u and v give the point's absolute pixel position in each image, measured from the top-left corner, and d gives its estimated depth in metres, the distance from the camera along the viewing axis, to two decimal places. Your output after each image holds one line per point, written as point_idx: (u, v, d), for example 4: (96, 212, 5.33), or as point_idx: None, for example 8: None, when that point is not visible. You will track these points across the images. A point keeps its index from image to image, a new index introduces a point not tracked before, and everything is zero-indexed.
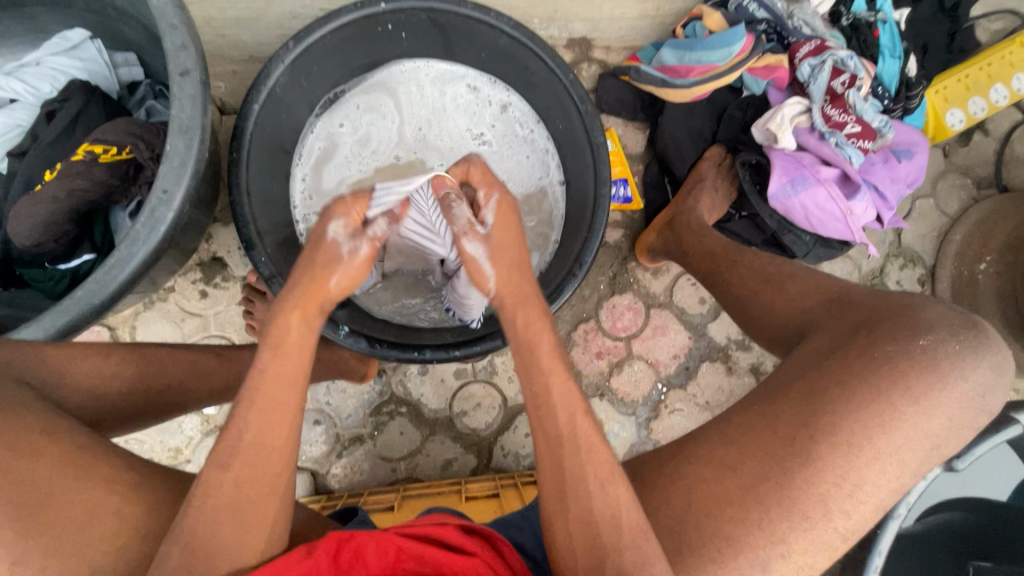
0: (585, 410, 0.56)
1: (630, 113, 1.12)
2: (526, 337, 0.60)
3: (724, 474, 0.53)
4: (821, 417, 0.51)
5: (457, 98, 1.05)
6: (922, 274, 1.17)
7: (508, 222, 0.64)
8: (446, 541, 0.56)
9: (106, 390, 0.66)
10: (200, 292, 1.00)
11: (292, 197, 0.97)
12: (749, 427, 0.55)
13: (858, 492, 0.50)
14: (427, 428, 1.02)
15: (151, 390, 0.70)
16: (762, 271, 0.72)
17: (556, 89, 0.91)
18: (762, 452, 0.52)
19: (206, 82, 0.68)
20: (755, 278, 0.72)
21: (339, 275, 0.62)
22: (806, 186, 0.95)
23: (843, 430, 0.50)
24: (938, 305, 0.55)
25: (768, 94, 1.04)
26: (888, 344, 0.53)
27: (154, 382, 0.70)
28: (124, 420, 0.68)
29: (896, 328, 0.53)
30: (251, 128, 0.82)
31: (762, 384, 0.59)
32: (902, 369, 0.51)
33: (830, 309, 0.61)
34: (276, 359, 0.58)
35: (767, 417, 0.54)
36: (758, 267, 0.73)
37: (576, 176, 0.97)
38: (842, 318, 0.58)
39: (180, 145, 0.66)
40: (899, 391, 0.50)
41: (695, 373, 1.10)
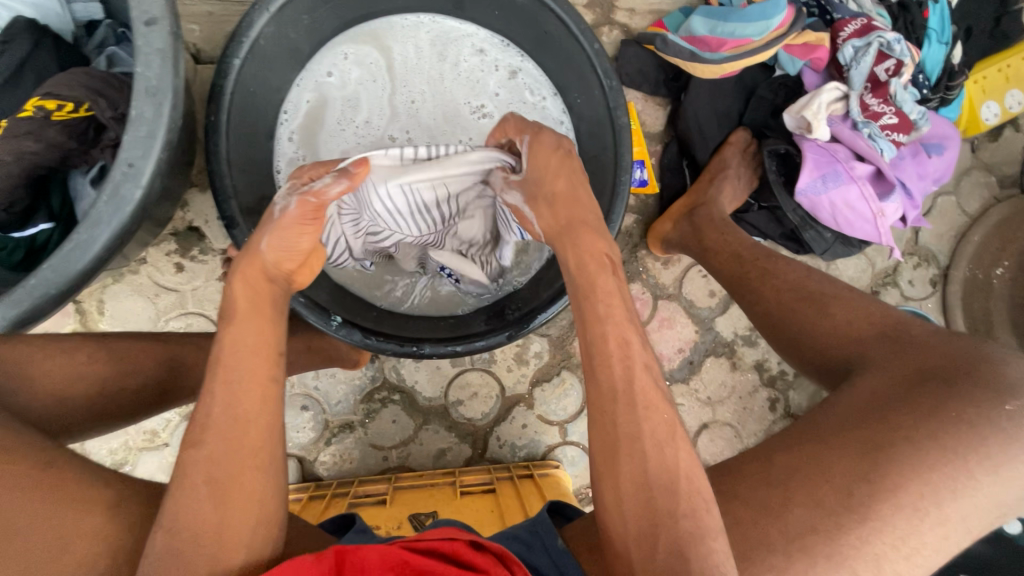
0: (645, 370, 0.53)
1: (651, 87, 1.03)
2: (582, 281, 0.58)
3: (768, 514, 0.50)
4: (882, 471, 0.48)
5: (460, 61, 0.93)
6: (935, 274, 1.13)
7: (548, 157, 0.61)
8: (455, 558, 0.51)
9: (68, 390, 0.58)
10: (175, 265, 0.91)
11: (278, 157, 0.87)
12: (796, 470, 0.52)
13: (916, 556, 0.47)
14: (420, 416, 0.98)
15: (125, 390, 0.62)
16: (802, 287, 0.69)
17: (579, 59, 0.82)
18: (814, 502, 0.49)
19: (176, 34, 0.58)
20: (790, 296, 0.69)
21: (268, 239, 0.59)
22: (838, 183, 0.87)
23: (907, 490, 0.48)
24: (1019, 363, 0.51)
25: (802, 76, 0.96)
26: (970, 407, 0.49)
27: (127, 381, 0.62)
28: (96, 425, 0.61)
29: (976, 386, 0.50)
30: (230, 87, 0.72)
31: (807, 421, 0.56)
32: (981, 436, 0.48)
33: (890, 345, 0.57)
34: (230, 330, 0.56)
35: (823, 463, 0.51)
36: (795, 280, 0.70)
37: (592, 156, 0.89)
38: (896, 354, 0.55)
39: (148, 110, 0.57)
40: (975, 459, 0.48)
41: (699, 368, 1.06)
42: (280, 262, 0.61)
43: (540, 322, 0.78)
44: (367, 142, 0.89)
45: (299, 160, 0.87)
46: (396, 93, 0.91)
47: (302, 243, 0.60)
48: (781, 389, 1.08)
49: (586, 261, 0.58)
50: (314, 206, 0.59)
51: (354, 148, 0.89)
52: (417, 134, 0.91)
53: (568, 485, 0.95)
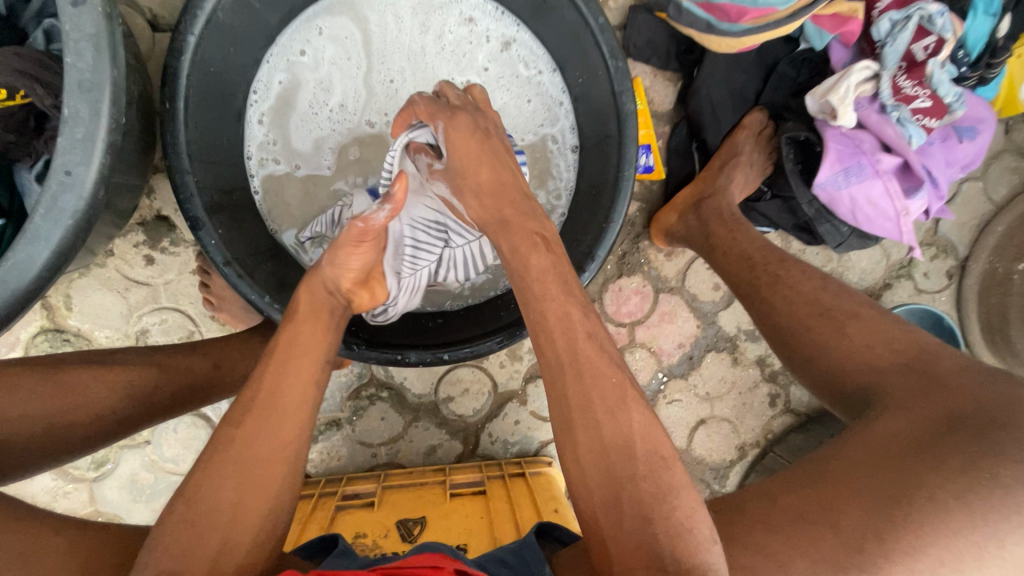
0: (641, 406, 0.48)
1: (661, 60, 0.94)
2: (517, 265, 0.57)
3: (771, 566, 0.45)
4: (897, 528, 0.44)
5: (445, 33, 0.84)
6: (952, 266, 1.07)
7: (466, 143, 0.61)
8: None
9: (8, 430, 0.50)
10: (145, 257, 0.85)
11: (249, 141, 0.79)
12: (801, 517, 0.48)
13: None
14: (410, 413, 0.95)
15: (79, 425, 0.54)
16: (818, 304, 0.64)
17: (580, 33, 0.73)
18: (819, 558, 0.45)
19: (111, 16, 0.51)
20: (804, 310, 0.64)
21: (330, 265, 0.65)
22: (861, 178, 0.80)
23: (928, 555, 0.43)
24: None
25: (829, 50, 0.86)
26: (1004, 466, 0.44)
27: (79, 417, 0.54)
28: (43, 467, 0.52)
29: (1013, 440, 0.45)
30: (186, 69, 0.64)
31: (816, 460, 0.53)
32: (1018, 499, 0.43)
33: (915, 380, 0.53)
34: (291, 329, 0.62)
35: (833, 511, 0.47)
36: (808, 295, 0.65)
37: (594, 143, 0.80)
38: (922, 393, 0.51)
39: (83, 108, 0.50)
40: (1009, 526, 0.43)
41: (699, 364, 1.03)
42: (340, 279, 0.65)
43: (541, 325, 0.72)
44: (344, 129, 0.82)
45: (271, 145, 0.80)
46: (370, 66, 0.82)
47: (357, 265, 0.65)
48: (782, 385, 1.05)
49: (517, 242, 0.58)
50: (360, 229, 0.62)
51: (330, 135, 0.82)
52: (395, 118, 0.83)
53: (561, 484, 0.94)
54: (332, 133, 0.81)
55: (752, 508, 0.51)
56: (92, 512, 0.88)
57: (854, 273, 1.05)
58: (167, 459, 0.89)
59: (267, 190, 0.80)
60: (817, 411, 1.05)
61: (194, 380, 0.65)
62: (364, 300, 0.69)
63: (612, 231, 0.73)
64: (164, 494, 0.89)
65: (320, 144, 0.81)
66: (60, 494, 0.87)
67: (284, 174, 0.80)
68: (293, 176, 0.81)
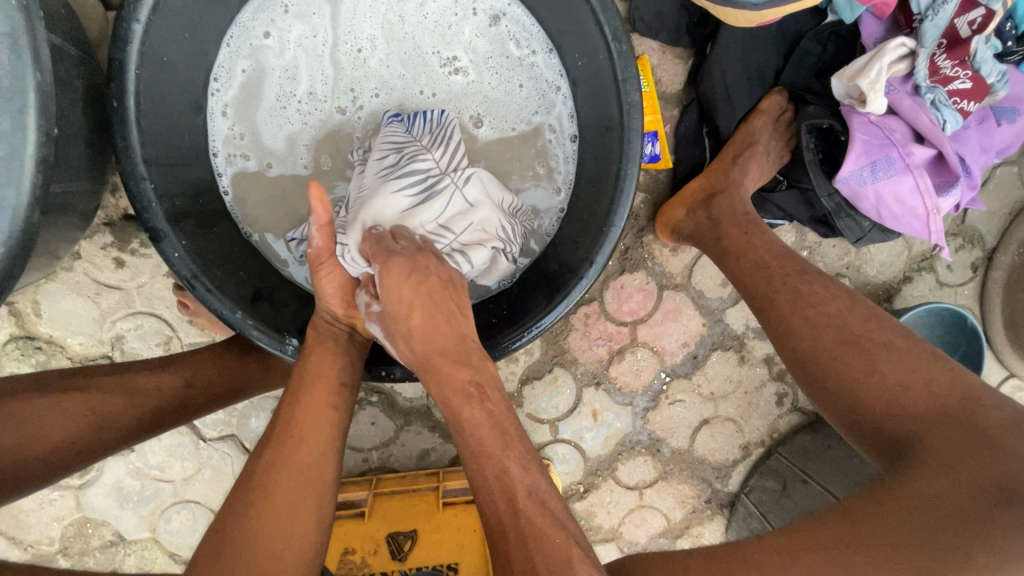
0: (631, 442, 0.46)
1: (670, 36, 0.85)
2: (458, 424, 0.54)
3: None
4: None
5: (427, 2, 0.75)
6: (977, 258, 1.00)
7: (399, 288, 0.56)
8: None
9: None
10: (113, 259, 0.80)
11: (213, 136, 0.72)
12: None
13: None
14: (402, 417, 0.92)
15: (33, 458, 0.50)
16: (849, 335, 0.60)
17: (577, 7, 0.65)
18: None
19: (27, 10, 0.44)
20: (831, 336, 0.61)
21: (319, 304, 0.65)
22: (889, 172, 0.72)
23: None
24: None
25: (860, 22, 0.77)
26: None
27: (31, 450, 0.51)
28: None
29: None
30: (135, 61, 0.57)
31: (844, 514, 0.50)
32: None
33: (958, 433, 0.50)
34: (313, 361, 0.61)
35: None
36: (837, 322, 0.62)
37: (594, 132, 0.73)
38: (964, 449, 0.48)
39: (3, 122, 0.43)
40: None
41: (703, 363, 0.98)
42: (332, 309, 0.64)
43: (538, 333, 0.67)
44: (316, 120, 0.75)
45: (237, 138, 0.73)
46: (336, 41, 0.74)
47: (335, 292, 0.63)
48: (791, 383, 1.01)
49: (451, 396, 0.54)
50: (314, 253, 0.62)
51: (302, 129, 0.75)
52: (381, 97, 0.76)
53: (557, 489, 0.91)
54: (299, 123, 0.74)
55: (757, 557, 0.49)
56: (80, 518, 0.87)
57: (872, 267, 0.98)
58: (153, 466, 0.87)
59: (237, 192, 0.74)
60: None
61: (163, 403, 0.60)
62: (365, 325, 0.66)
63: (614, 233, 0.66)
64: (152, 501, 0.87)
65: (294, 142, 0.74)
66: (47, 502, 0.86)
67: (255, 171, 0.74)
68: (264, 175, 0.74)
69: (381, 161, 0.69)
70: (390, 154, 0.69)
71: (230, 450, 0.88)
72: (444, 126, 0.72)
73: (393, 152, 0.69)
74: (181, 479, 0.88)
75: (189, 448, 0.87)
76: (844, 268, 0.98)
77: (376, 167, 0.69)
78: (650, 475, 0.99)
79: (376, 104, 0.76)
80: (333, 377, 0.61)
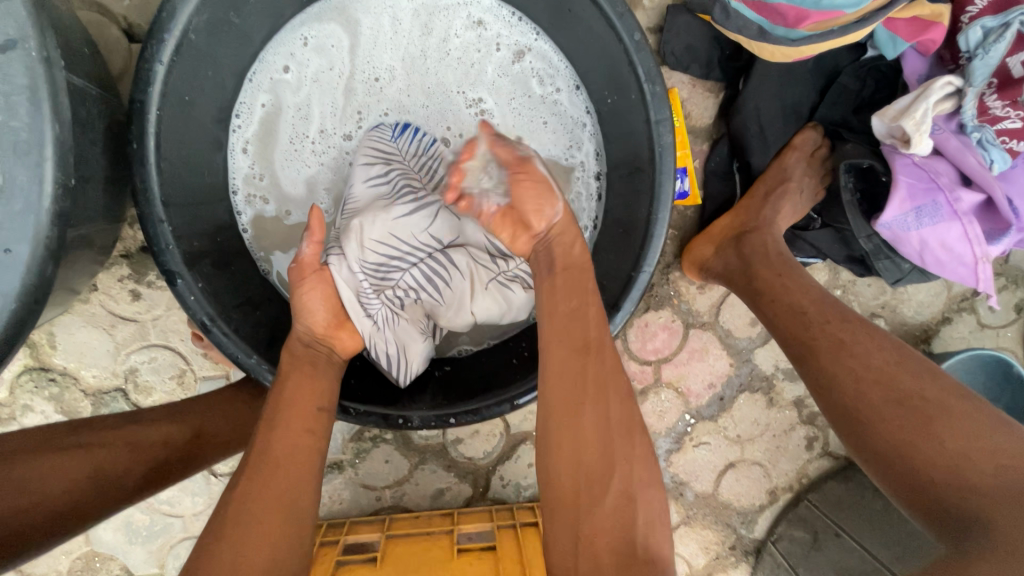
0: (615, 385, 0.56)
1: (701, 69, 0.83)
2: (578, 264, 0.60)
3: None
4: None
5: (450, 36, 0.74)
6: (1022, 300, 0.95)
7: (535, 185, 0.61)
8: None
9: None
10: (130, 291, 0.79)
11: (233, 174, 0.71)
12: None
13: None
14: (416, 455, 0.89)
15: (27, 526, 0.47)
16: (897, 389, 0.56)
17: (610, 49, 0.63)
18: None
19: (50, 59, 0.42)
20: (878, 393, 0.57)
21: (298, 321, 0.63)
22: (935, 219, 0.68)
23: None
24: None
25: (903, 58, 0.74)
26: None
27: (24, 519, 0.47)
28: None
29: None
30: (156, 102, 0.56)
31: None
32: None
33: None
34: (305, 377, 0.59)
35: None
36: (883, 373, 0.58)
37: (624, 173, 0.70)
38: None
39: (21, 174, 0.42)
40: None
41: (730, 405, 0.94)
42: (313, 327, 0.63)
43: None
44: (331, 160, 0.74)
45: (257, 176, 0.72)
46: (353, 75, 0.73)
47: (322, 306, 0.64)
48: (822, 427, 0.96)
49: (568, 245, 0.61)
50: (297, 269, 0.63)
51: (318, 172, 0.74)
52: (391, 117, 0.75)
53: None
54: (318, 164, 0.73)
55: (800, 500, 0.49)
56: (89, 551, 0.85)
57: (909, 307, 0.94)
58: (163, 501, 0.85)
59: (256, 229, 0.72)
60: None
61: (168, 457, 0.57)
62: (344, 343, 0.66)
63: (643, 279, 0.63)
64: (160, 536, 0.85)
65: (313, 185, 0.74)
66: None
67: (273, 208, 0.73)
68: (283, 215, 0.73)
69: (369, 170, 0.70)
70: (378, 163, 0.70)
71: None
72: (432, 155, 0.74)
73: (383, 164, 0.70)
74: (191, 514, 0.86)
75: (199, 484, 0.85)
76: (880, 308, 0.94)
77: (364, 176, 0.70)
78: (672, 519, 0.96)
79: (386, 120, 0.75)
80: (314, 408, 0.57)
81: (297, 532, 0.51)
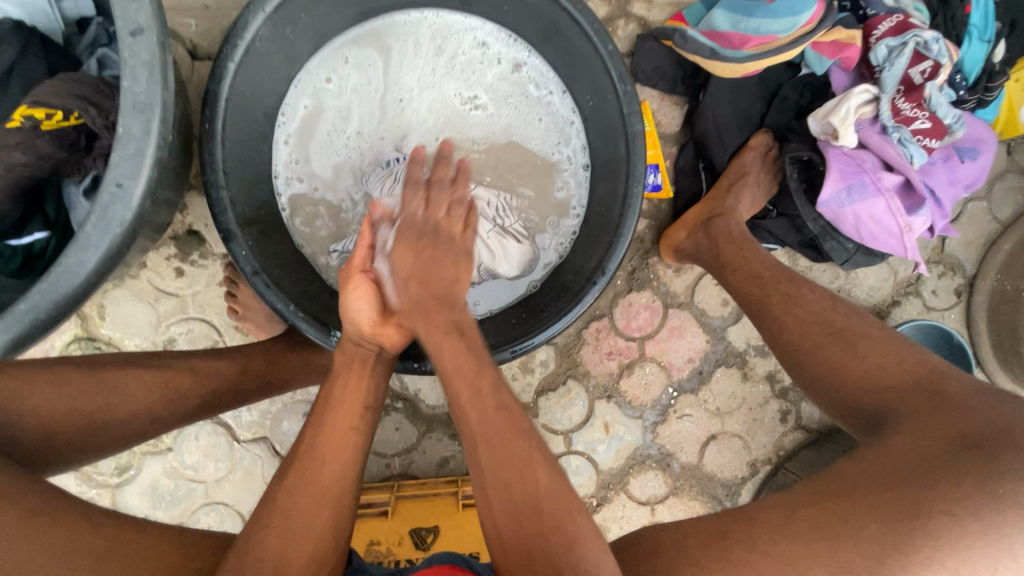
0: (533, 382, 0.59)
1: (667, 85, 0.99)
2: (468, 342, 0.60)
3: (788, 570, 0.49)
4: (913, 542, 0.47)
5: (458, 54, 0.89)
6: (959, 284, 1.08)
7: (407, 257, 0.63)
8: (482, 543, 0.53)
9: (58, 427, 0.55)
10: (174, 269, 0.90)
11: (276, 162, 0.84)
12: (826, 523, 0.51)
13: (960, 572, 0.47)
14: (424, 424, 0.97)
15: (109, 425, 0.58)
16: (829, 323, 0.68)
17: (590, 59, 0.78)
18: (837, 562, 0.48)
19: (164, 44, 0.55)
20: (815, 329, 0.69)
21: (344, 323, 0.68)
22: (863, 196, 0.83)
23: (952, 551, 0.47)
24: None
25: (830, 74, 0.90)
26: (1010, 482, 0.48)
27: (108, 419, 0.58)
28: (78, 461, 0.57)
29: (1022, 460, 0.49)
30: (225, 93, 0.69)
31: (837, 469, 0.56)
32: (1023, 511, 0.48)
33: (925, 400, 0.57)
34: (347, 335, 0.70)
35: (852, 521, 0.50)
36: (819, 313, 0.70)
37: (605, 163, 0.84)
38: (930, 412, 0.56)
39: (135, 128, 0.55)
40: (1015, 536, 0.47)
41: (709, 379, 1.04)
42: (359, 327, 0.68)
43: (543, 340, 0.75)
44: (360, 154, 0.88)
45: (296, 163, 0.85)
46: (381, 85, 0.88)
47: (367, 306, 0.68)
48: (794, 401, 1.05)
49: (434, 331, 0.60)
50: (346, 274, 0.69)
51: (347, 162, 0.87)
52: (410, 120, 0.89)
53: None
54: (348, 158, 0.87)
55: (738, 555, 0.51)
56: None
57: (861, 290, 1.06)
58: (188, 466, 0.91)
59: (294, 209, 0.85)
60: (829, 429, 1.05)
61: (221, 387, 0.67)
62: (392, 339, 0.70)
63: (619, 253, 0.75)
64: (183, 501, 0.91)
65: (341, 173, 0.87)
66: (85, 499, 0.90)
67: (307, 193, 0.85)
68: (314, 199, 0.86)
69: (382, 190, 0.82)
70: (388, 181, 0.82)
71: (262, 452, 0.93)
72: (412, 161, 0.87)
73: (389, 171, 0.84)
74: (213, 480, 0.92)
75: (223, 450, 0.92)
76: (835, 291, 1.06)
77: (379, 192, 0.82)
78: (661, 490, 1.02)
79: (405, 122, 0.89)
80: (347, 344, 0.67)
81: (348, 458, 0.61)
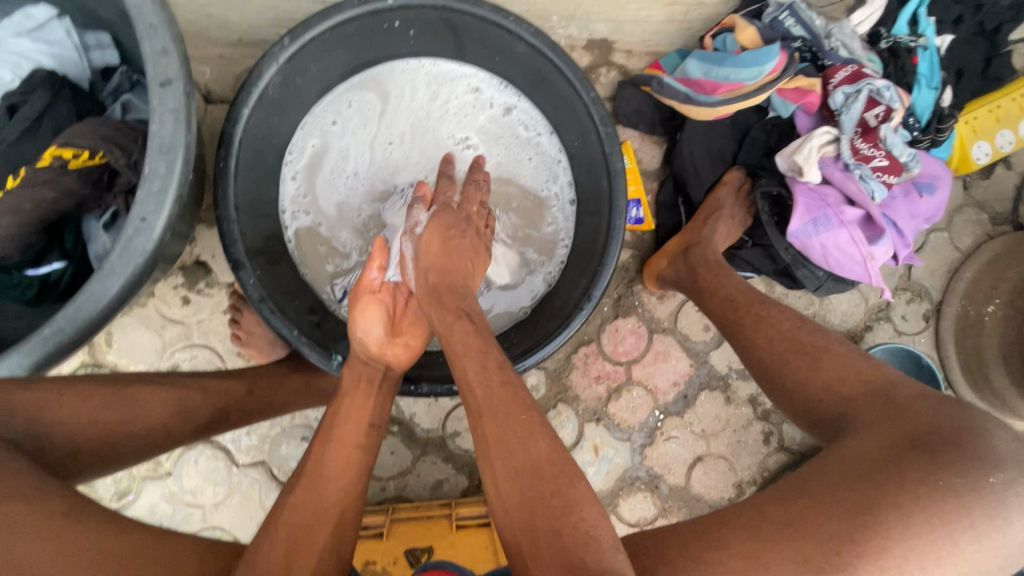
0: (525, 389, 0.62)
1: (647, 126, 1.07)
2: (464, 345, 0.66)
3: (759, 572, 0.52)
4: (868, 533, 0.52)
5: (451, 99, 0.96)
6: (927, 309, 1.14)
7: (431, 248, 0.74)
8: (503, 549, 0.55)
9: (87, 432, 0.58)
10: (181, 297, 0.94)
11: (282, 197, 0.90)
12: (791, 521, 0.55)
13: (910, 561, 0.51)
14: (418, 447, 1.00)
15: (131, 434, 0.61)
16: (795, 339, 0.74)
17: (574, 103, 0.85)
18: (801, 555, 0.52)
19: (189, 93, 0.62)
20: (783, 346, 0.74)
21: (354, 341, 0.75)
22: (828, 227, 0.90)
23: (903, 542, 0.51)
24: (1003, 438, 0.56)
25: (795, 117, 0.98)
26: (957, 477, 0.53)
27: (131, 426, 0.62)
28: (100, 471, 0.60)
29: (965, 457, 0.54)
30: (238, 135, 0.75)
31: (803, 472, 0.61)
32: (967, 505, 0.52)
33: (880, 406, 0.62)
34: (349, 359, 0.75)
35: (814, 516, 0.55)
36: (786, 330, 0.76)
37: (588, 198, 0.90)
38: (885, 418, 0.61)
39: (161, 166, 0.60)
40: (960, 528, 0.52)
41: (693, 402, 1.08)
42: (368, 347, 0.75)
43: (526, 365, 0.79)
44: (360, 190, 0.94)
45: (301, 198, 0.91)
46: (381, 126, 0.95)
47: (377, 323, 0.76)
48: (776, 423, 1.09)
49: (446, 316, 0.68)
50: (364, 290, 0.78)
51: (349, 200, 0.93)
52: (408, 158, 0.96)
53: None
54: (347, 195, 0.93)
55: (712, 556, 0.54)
56: None
57: (835, 316, 1.12)
58: (187, 490, 0.93)
59: (299, 240, 0.90)
60: (810, 450, 1.09)
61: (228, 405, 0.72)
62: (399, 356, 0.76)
63: (602, 280, 0.81)
64: (181, 525, 0.93)
65: (343, 208, 0.93)
66: None
67: (311, 227, 0.91)
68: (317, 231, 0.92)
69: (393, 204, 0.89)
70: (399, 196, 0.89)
71: (260, 476, 0.95)
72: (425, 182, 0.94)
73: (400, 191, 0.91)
74: (211, 504, 0.93)
75: (222, 474, 0.94)
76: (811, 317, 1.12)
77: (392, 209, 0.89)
78: (650, 512, 1.05)
79: (404, 159, 0.96)
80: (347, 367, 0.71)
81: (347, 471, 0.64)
